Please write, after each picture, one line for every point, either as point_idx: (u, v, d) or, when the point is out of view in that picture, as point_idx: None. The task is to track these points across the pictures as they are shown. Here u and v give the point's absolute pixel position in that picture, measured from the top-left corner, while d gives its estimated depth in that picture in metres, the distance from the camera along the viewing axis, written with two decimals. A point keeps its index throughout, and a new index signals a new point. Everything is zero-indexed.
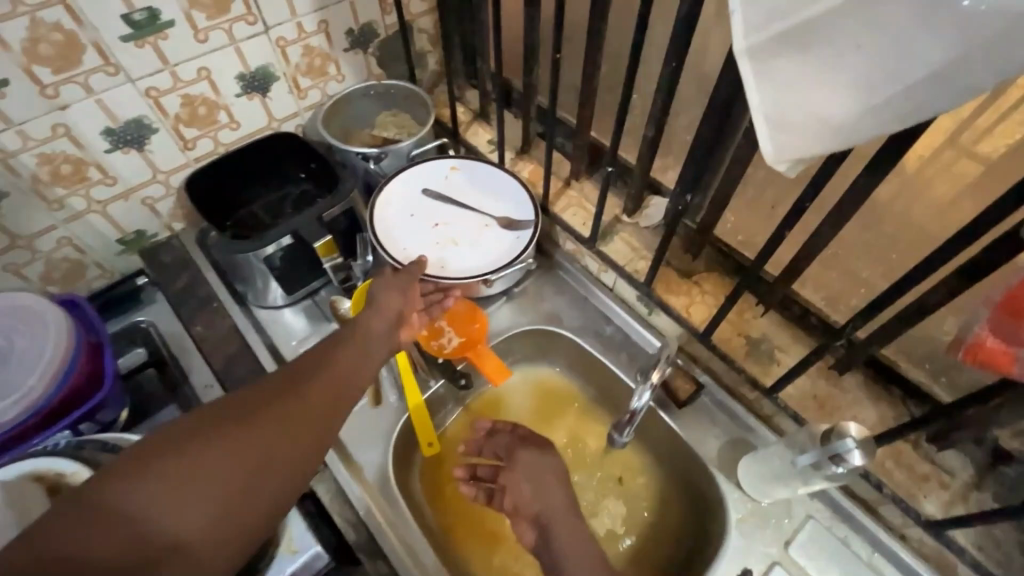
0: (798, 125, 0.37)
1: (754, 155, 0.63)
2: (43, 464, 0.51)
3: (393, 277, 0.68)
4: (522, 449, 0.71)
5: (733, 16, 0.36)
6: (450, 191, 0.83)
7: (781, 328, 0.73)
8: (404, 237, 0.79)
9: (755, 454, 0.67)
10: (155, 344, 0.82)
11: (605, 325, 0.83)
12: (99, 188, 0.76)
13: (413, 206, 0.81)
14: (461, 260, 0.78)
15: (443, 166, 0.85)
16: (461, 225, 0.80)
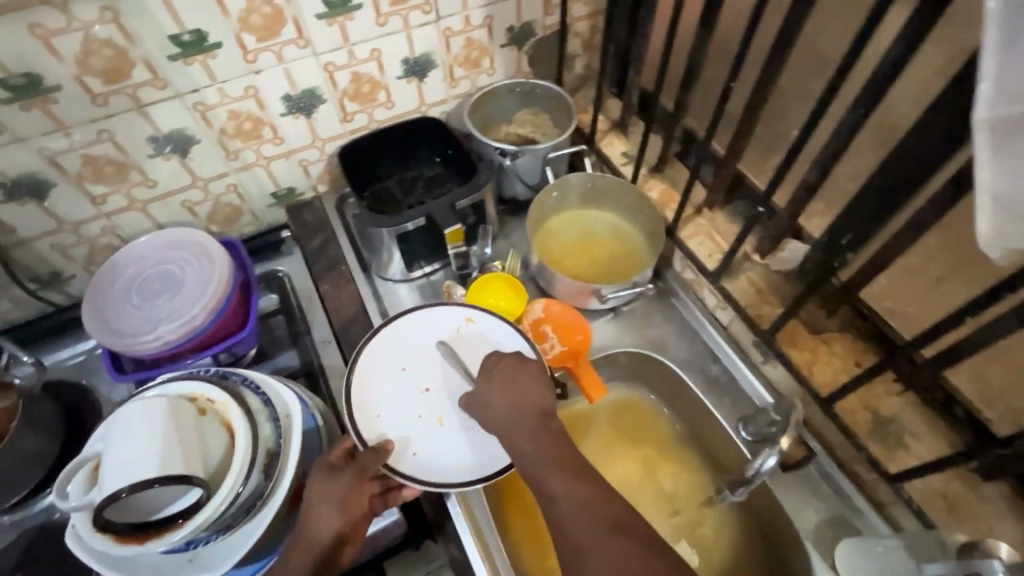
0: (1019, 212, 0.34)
1: (934, 223, 0.57)
2: (196, 388, 0.57)
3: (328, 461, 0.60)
4: None
5: (977, 84, 0.33)
6: (455, 349, 0.72)
7: (917, 412, 0.66)
8: (385, 388, 0.68)
9: (862, 542, 0.61)
10: (286, 294, 0.89)
11: (712, 364, 0.79)
12: (268, 146, 0.84)
13: (405, 357, 0.71)
14: (438, 448, 0.65)
15: (455, 317, 0.74)
16: (454, 398, 0.69)
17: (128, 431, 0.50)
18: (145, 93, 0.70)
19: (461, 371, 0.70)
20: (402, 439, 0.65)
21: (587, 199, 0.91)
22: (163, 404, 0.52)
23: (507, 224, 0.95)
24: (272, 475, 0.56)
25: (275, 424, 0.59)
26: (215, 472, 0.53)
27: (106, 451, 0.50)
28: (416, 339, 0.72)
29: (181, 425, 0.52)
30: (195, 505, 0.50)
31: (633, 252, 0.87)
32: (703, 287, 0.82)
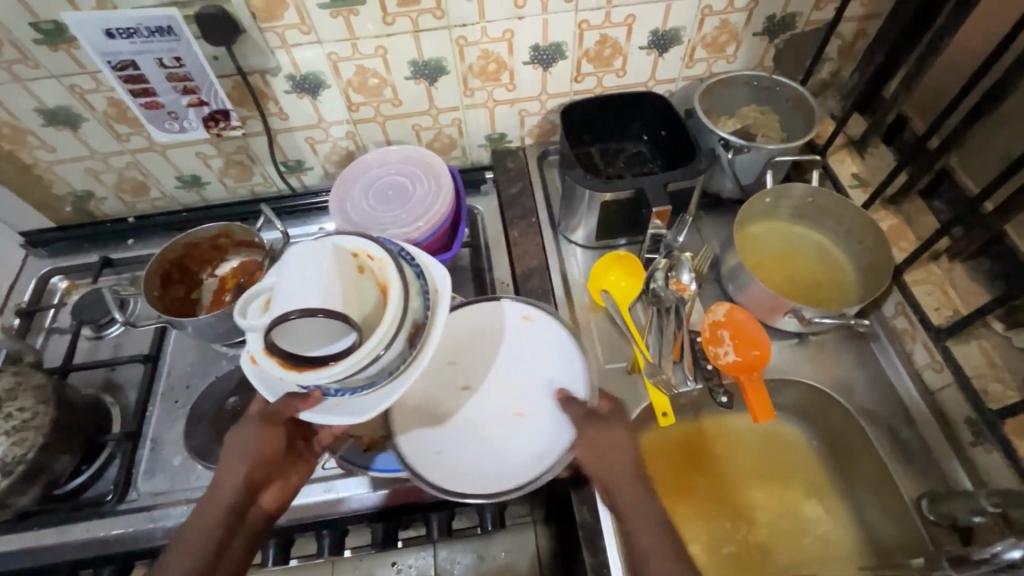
0: None
1: None
2: (355, 244, 0.60)
3: (261, 442, 0.62)
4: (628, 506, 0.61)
5: None
6: (508, 343, 0.74)
7: None
8: (429, 381, 0.72)
9: None
10: (476, 231, 0.95)
11: (903, 427, 0.71)
12: (501, 90, 0.89)
13: (451, 352, 0.74)
14: (460, 452, 0.68)
15: (514, 313, 0.76)
16: (486, 404, 0.71)
17: (301, 268, 0.55)
18: (424, 19, 0.76)
19: (503, 375, 0.72)
20: (428, 438, 0.69)
21: (799, 213, 0.85)
22: (330, 251, 0.56)
23: (702, 218, 0.92)
24: (414, 344, 0.60)
25: (424, 298, 0.62)
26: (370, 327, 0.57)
27: (278, 281, 0.55)
28: (470, 331, 0.75)
29: (345, 273, 0.56)
30: (350, 348, 0.56)
31: (838, 280, 0.81)
32: (916, 342, 0.73)
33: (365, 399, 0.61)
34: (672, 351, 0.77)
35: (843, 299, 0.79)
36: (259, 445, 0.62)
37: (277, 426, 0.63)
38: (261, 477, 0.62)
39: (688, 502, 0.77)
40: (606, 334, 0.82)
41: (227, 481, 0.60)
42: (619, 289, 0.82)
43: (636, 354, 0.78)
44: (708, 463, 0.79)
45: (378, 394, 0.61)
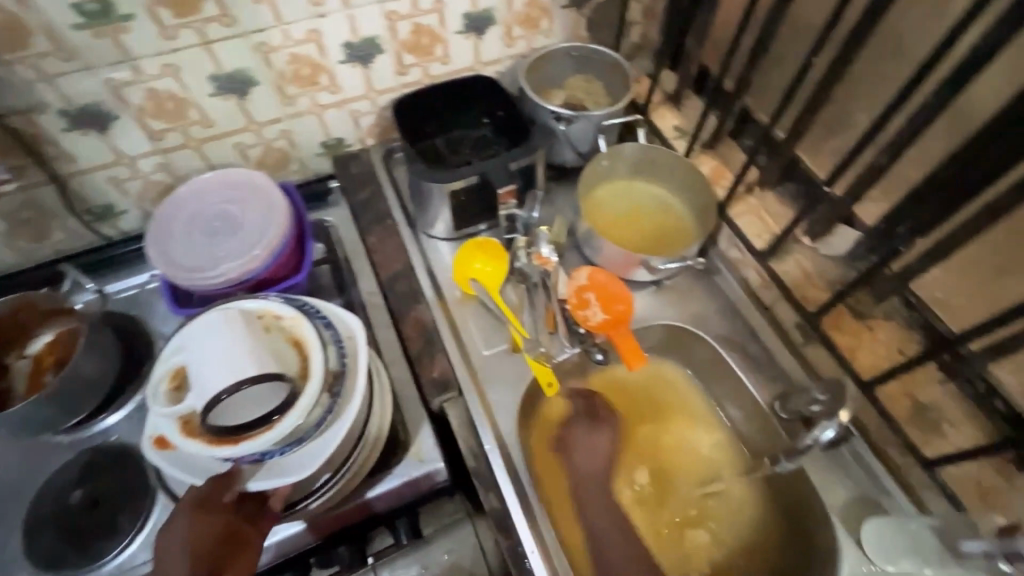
0: None
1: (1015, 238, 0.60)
2: (264, 306, 0.59)
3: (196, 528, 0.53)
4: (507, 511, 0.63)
5: None
6: None
7: (955, 401, 0.67)
8: None
9: (890, 521, 0.64)
10: (332, 244, 0.90)
11: (751, 343, 0.80)
12: (324, 93, 0.84)
13: None
14: None
15: None
16: None
17: (216, 345, 0.57)
18: (212, 28, 0.69)
19: None
20: None
21: (636, 171, 0.91)
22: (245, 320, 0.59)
23: (553, 190, 0.95)
24: (338, 393, 0.58)
25: (340, 346, 0.61)
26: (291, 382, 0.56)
27: (196, 356, 0.57)
28: None
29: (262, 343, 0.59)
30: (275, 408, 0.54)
31: (679, 225, 0.87)
32: (748, 267, 0.82)
33: (297, 458, 0.56)
34: (546, 322, 0.81)
35: (686, 241, 0.86)
36: (185, 533, 0.53)
37: (208, 506, 0.53)
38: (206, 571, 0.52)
39: None
40: (483, 321, 0.82)
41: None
42: (486, 275, 0.81)
43: (514, 334, 0.79)
44: None
45: (312, 450, 0.57)
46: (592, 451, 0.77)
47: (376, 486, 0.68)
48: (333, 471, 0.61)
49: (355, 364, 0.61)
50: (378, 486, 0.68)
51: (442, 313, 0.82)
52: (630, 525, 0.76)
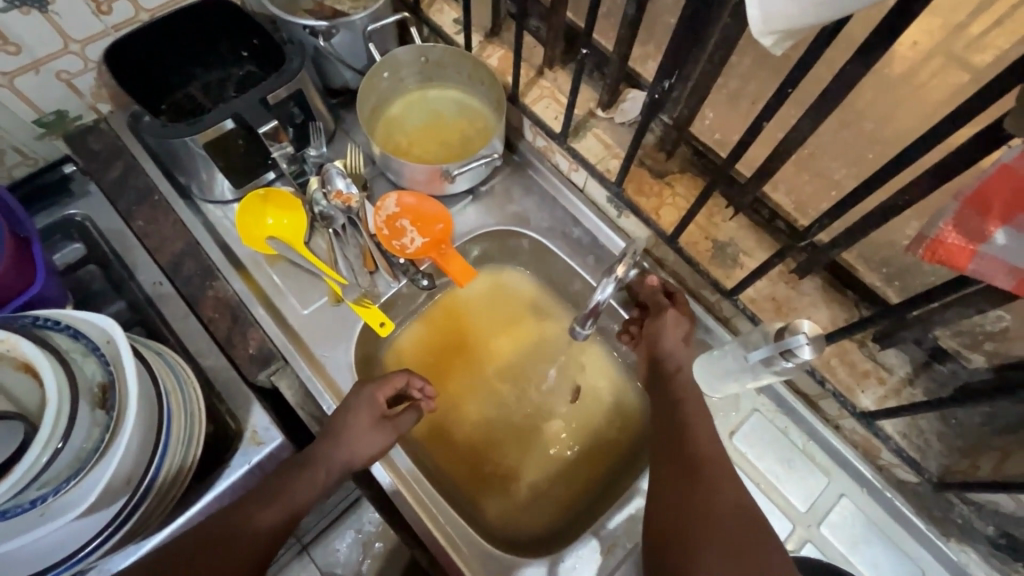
0: (792, 7, 0.34)
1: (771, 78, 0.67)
2: None
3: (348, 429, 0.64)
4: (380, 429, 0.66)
5: None
6: None
7: (748, 232, 0.71)
8: None
9: (710, 353, 0.69)
10: (94, 240, 0.75)
11: (573, 228, 0.81)
12: (1, 57, 0.66)
13: None
14: None
15: None
16: None
17: None
18: None
19: None
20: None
21: (427, 75, 0.83)
22: None
23: (345, 119, 0.86)
24: (110, 407, 0.51)
25: (97, 356, 0.52)
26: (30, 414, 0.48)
27: None
28: None
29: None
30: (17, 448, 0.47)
31: (481, 128, 0.82)
32: (556, 153, 0.81)
33: (73, 495, 0.49)
34: (364, 263, 0.75)
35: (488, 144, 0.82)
36: (366, 444, 0.64)
37: (388, 424, 0.67)
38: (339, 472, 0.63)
39: (452, 384, 0.80)
40: (296, 279, 0.74)
41: (320, 476, 0.62)
42: (282, 229, 0.74)
43: (331, 284, 0.73)
44: (454, 342, 0.82)
45: (90, 479, 0.50)
46: (677, 336, 0.69)
47: (216, 485, 0.63)
48: (133, 492, 0.53)
49: (122, 369, 0.53)
50: (219, 484, 0.63)
51: (245, 284, 0.72)
52: (500, 435, 0.78)
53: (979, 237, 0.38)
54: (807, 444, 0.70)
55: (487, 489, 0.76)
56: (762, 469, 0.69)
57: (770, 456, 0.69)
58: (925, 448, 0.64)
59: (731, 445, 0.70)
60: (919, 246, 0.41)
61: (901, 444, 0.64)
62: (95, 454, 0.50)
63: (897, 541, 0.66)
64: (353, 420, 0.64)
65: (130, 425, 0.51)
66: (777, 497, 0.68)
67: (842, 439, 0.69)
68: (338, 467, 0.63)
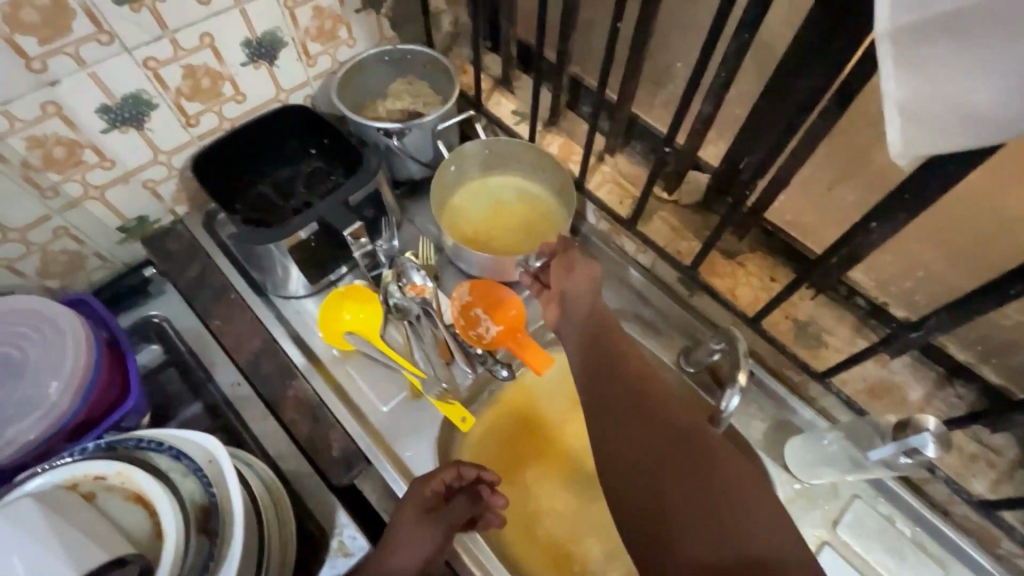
0: (943, 129, 0.34)
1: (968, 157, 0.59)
2: (79, 469, 0.48)
3: (399, 532, 0.58)
4: (426, 530, 0.59)
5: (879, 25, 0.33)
6: None
7: (828, 310, 0.72)
8: None
9: (806, 436, 0.67)
10: (172, 341, 0.75)
11: (644, 307, 0.81)
12: (96, 172, 0.69)
13: None
14: None
15: None
16: None
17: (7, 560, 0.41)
18: None
19: None
20: None
21: (492, 165, 0.85)
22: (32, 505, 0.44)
23: (409, 208, 0.89)
24: (216, 533, 0.49)
25: (200, 477, 0.51)
26: (140, 540, 0.46)
27: None
28: None
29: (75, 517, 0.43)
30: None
31: (546, 213, 0.83)
32: (621, 236, 0.82)
33: None
34: (441, 354, 0.75)
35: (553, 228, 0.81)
36: (416, 547, 0.58)
37: (437, 521, 0.60)
38: None
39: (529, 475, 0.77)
40: (373, 373, 0.74)
41: None
42: (360, 323, 0.74)
43: (410, 378, 0.73)
44: (529, 431, 0.79)
45: None
46: (583, 286, 0.64)
47: None
48: None
49: (225, 488, 0.51)
50: None
51: (323, 381, 0.72)
52: (585, 532, 0.74)
53: None
54: (917, 532, 0.66)
55: None
56: (873, 563, 0.65)
57: (880, 548, 0.66)
58: None
59: (837, 537, 0.66)
60: None
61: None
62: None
63: None
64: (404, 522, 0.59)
65: (237, 551, 0.49)
66: None
67: (955, 526, 0.65)
68: None
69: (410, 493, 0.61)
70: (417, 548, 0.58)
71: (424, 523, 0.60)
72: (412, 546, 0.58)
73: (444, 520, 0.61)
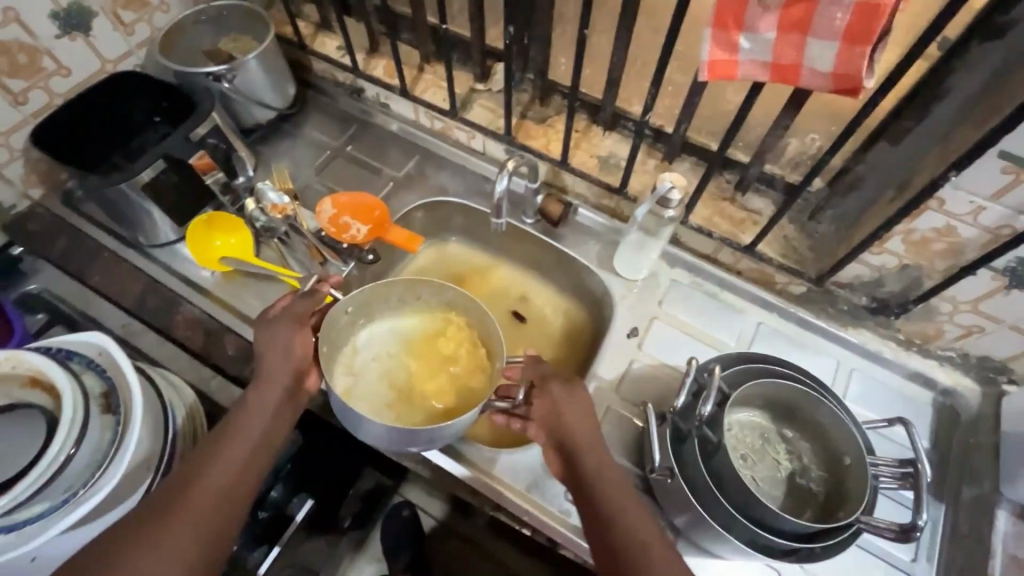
0: None
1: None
2: None
3: (269, 331, 0.64)
4: (281, 327, 0.64)
5: None
6: None
7: (622, 143, 0.87)
8: None
9: (622, 241, 0.82)
10: (55, 307, 0.80)
11: (486, 184, 0.94)
12: None
13: None
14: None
15: None
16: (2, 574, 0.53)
17: None
18: None
19: None
20: None
21: (353, 322, 0.75)
22: None
23: (264, 153, 0.98)
24: (117, 407, 0.58)
25: (95, 367, 0.59)
26: (51, 413, 0.55)
27: None
28: None
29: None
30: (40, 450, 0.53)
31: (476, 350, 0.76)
32: (453, 130, 0.94)
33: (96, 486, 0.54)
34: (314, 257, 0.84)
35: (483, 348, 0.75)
36: (281, 341, 0.63)
37: (289, 315, 0.65)
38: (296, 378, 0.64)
39: None
40: (254, 288, 0.82)
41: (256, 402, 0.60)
42: (231, 247, 0.82)
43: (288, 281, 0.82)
44: None
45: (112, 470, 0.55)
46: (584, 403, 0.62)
47: None
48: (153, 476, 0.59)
49: (121, 372, 0.60)
50: None
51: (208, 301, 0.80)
52: None
53: (736, 48, 0.51)
54: (721, 293, 0.83)
55: (478, 423, 0.84)
56: (692, 323, 0.81)
57: (697, 311, 0.82)
58: (801, 258, 0.78)
59: (662, 312, 0.82)
60: (701, 74, 0.53)
61: (782, 262, 0.78)
62: (114, 446, 0.56)
63: (808, 343, 0.80)
64: (267, 327, 0.64)
65: (138, 416, 0.58)
66: (711, 340, 0.80)
67: (745, 278, 0.83)
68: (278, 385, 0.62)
69: (270, 320, 0.65)
70: (279, 346, 0.63)
71: (291, 327, 0.65)
72: (275, 342, 0.63)
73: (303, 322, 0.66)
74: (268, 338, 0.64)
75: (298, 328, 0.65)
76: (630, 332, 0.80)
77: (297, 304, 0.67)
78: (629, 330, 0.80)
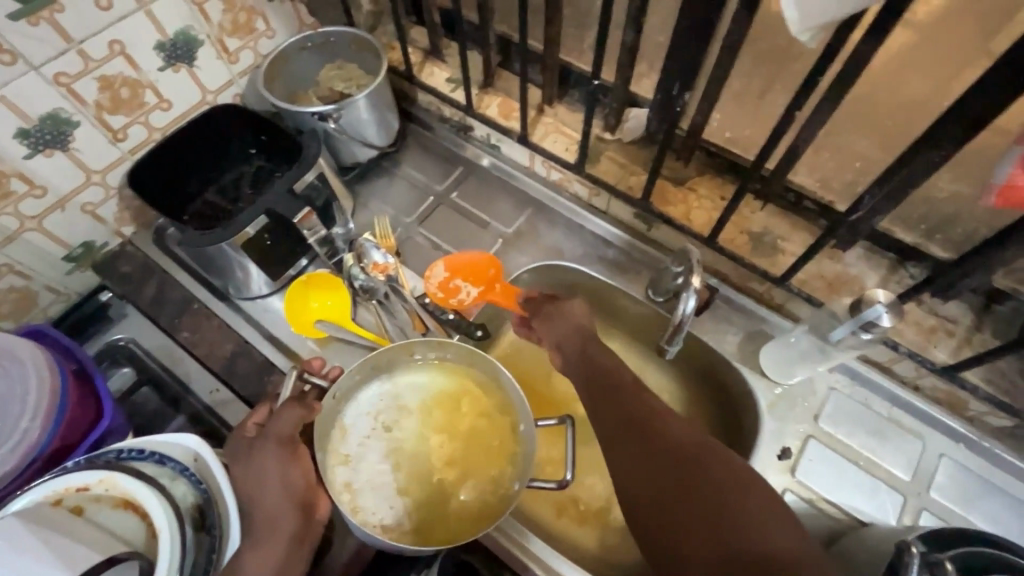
0: None
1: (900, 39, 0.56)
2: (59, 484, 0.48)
3: (248, 466, 0.53)
4: (269, 456, 0.53)
5: None
6: None
7: (780, 218, 0.73)
8: None
9: (777, 339, 0.69)
10: (141, 362, 0.75)
11: (608, 249, 0.82)
12: (28, 202, 0.67)
13: None
14: None
15: None
16: None
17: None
18: None
19: None
20: None
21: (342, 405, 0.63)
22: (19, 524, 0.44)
23: (361, 193, 0.89)
24: (211, 527, 0.51)
25: (189, 477, 0.52)
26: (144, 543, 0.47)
27: None
28: None
29: (69, 532, 0.44)
30: None
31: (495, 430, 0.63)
32: (573, 183, 0.83)
33: None
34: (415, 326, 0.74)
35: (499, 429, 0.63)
36: (268, 473, 0.53)
37: (270, 438, 0.54)
38: (298, 516, 0.52)
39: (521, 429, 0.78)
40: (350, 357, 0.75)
41: (255, 563, 0.49)
42: (329, 310, 0.75)
43: None
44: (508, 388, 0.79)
45: None
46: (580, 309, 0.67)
47: None
48: None
49: (217, 484, 0.53)
50: None
51: None
52: (584, 472, 0.76)
53: None
54: (893, 411, 0.69)
55: (582, 530, 0.73)
56: (856, 447, 0.68)
57: (862, 432, 0.69)
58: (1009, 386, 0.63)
59: (819, 429, 0.69)
60: (987, 195, 0.41)
61: (988, 390, 0.64)
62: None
63: (1005, 488, 0.65)
64: (249, 457, 0.54)
65: (235, 539, 0.51)
66: (881, 472, 0.66)
67: (924, 396, 0.69)
68: (280, 533, 0.50)
69: (249, 452, 0.54)
70: (268, 485, 0.52)
71: (274, 458, 0.53)
72: (260, 478, 0.52)
73: (291, 442, 0.55)
74: (249, 474, 0.53)
75: (287, 451, 0.54)
76: (781, 454, 0.68)
77: (278, 423, 0.55)
78: (780, 450, 0.68)
